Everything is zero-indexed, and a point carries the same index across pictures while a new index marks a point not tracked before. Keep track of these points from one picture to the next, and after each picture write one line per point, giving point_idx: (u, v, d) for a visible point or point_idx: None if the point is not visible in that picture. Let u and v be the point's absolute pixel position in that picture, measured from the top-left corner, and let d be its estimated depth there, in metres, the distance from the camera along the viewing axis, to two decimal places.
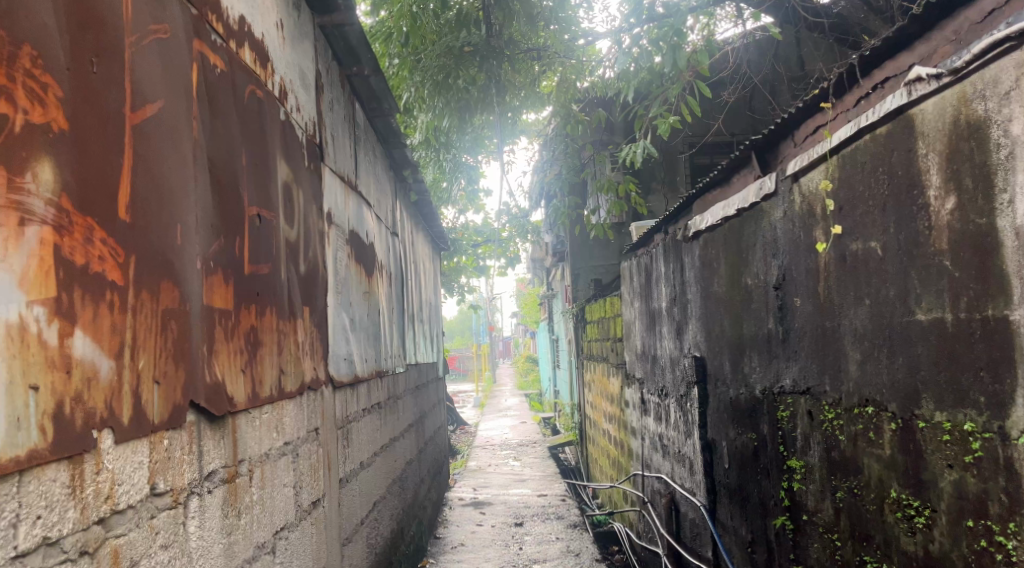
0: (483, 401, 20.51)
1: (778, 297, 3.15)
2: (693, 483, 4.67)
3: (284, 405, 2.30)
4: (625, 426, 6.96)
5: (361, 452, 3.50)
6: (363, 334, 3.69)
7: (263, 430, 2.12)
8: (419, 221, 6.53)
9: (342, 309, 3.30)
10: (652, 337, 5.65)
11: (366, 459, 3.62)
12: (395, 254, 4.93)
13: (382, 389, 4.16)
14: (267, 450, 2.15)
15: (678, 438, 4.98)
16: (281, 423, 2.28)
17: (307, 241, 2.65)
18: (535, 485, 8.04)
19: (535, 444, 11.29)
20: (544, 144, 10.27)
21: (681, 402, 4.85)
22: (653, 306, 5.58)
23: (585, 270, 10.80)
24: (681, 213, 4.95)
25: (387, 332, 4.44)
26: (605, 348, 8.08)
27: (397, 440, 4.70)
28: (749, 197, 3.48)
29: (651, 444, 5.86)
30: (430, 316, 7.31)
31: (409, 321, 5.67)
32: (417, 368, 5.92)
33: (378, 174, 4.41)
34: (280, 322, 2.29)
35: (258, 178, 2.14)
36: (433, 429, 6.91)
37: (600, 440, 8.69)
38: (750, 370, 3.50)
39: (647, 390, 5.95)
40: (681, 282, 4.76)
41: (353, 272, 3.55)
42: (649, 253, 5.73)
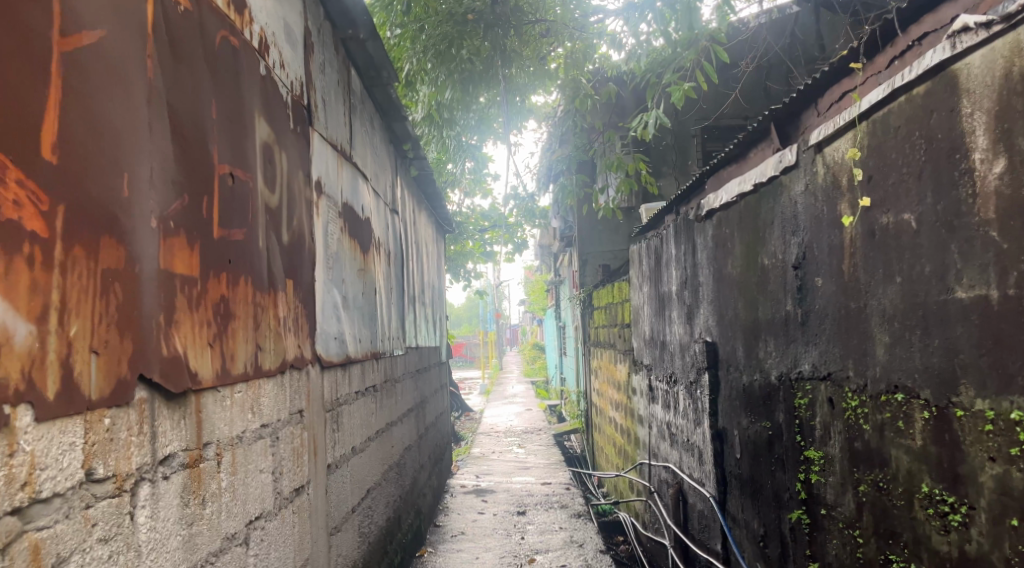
0: (489, 389, 20.39)
1: (798, 277, 2.95)
2: (702, 473, 4.48)
3: (260, 384, 2.12)
4: (632, 413, 6.78)
5: (353, 437, 3.32)
6: (357, 312, 3.51)
7: (235, 411, 1.94)
8: (422, 200, 6.35)
9: (333, 285, 3.12)
10: (661, 323, 5.46)
11: (359, 444, 3.44)
12: (395, 232, 4.75)
13: (379, 371, 3.99)
14: (240, 432, 1.96)
15: (688, 427, 4.79)
16: (258, 404, 2.10)
17: (291, 209, 2.46)
18: (539, 472, 7.86)
19: (540, 432, 11.12)
20: (554, 125, 10.06)
21: (691, 389, 4.67)
22: (662, 290, 5.38)
23: (593, 255, 10.58)
24: (693, 193, 4.75)
25: (385, 313, 4.26)
26: (612, 334, 7.89)
27: (395, 425, 4.52)
28: (767, 171, 3.28)
29: (659, 432, 5.67)
30: (433, 299, 7.14)
31: (410, 303, 5.50)
32: (419, 351, 5.76)
33: (377, 148, 4.22)
34: (257, 295, 2.10)
35: (230, 133, 1.95)
36: (434, 414, 6.73)
37: (606, 428, 8.52)
38: (765, 354, 3.31)
39: (655, 376, 5.76)
40: (692, 264, 4.56)
41: (346, 247, 3.36)
42: (659, 235, 5.53)
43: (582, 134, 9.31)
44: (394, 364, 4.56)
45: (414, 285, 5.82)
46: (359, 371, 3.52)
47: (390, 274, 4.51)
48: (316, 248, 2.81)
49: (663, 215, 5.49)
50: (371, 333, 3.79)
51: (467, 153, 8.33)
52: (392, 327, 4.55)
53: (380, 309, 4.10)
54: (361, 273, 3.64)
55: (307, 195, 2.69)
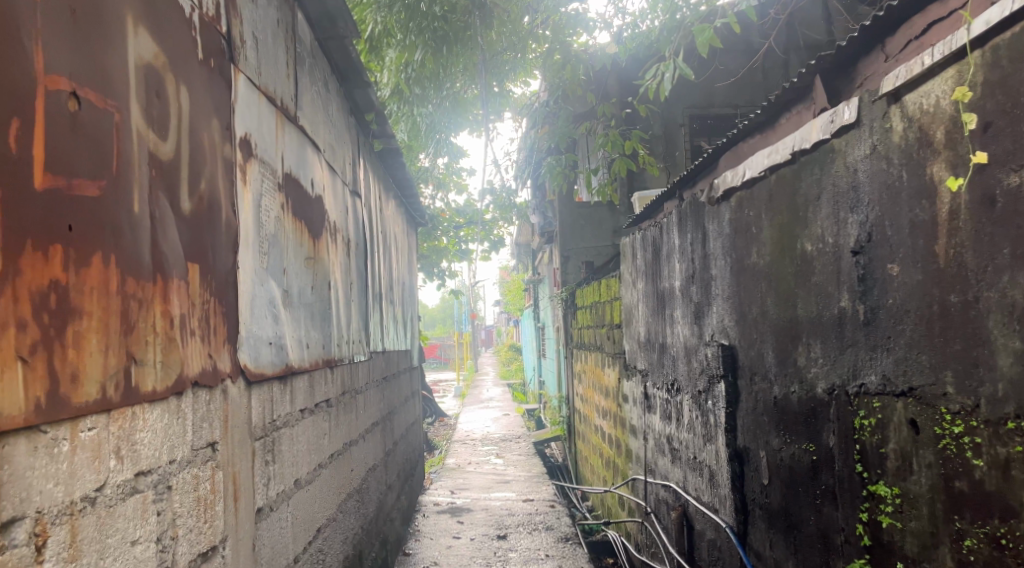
0: (465, 392, 19.66)
1: (858, 265, 2.34)
2: (714, 498, 3.87)
3: (129, 416, 1.56)
4: (623, 423, 6.17)
5: (297, 467, 2.66)
6: (303, 311, 2.85)
7: (78, 465, 1.42)
8: (390, 185, 5.71)
9: (269, 276, 2.46)
10: (660, 324, 4.84)
11: (305, 475, 2.77)
12: (355, 217, 4.08)
13: (334, 382, 3.32)
14: (89, 495, 1.44)
15: (695, 443, 4.17)
16: (131, 448, 1.56)
17: (194, 163, 1.83)
18: (520, 487, 7.22)
19: (519, 439, 10.47)
20: (532, 111, 9.44)
21: (700, 399, 4.05)
22: (662, 287, 4.77)
23: (575, 252, 9.98)
24: (702, 173, 4.14)
25: (343, 312, 3.60)
26: (599, 337, 7.28)
27: (356, 444, 3.85)
28: (811, 135, 2.65)
29: (657, 446, 5.06)
30: (404, 297, 6.49)
31: (377, 301, 4.85)
32: (385, 355, 5.08)
33: (332, 116, 3.55)
34: (137, 287, 1.58)
35: (75, 37, 1.45)
36: (405, 425, 6.07)
37: (591, 437, 7.91)
38: (808, 361, 2.69)
39: (652, 383, 5.15)
40: (702, 255, 3.94)
41: (288, 229, 2.70)
42: (656, 224, 4.93)
43: (565, 120, 8.72)
44: (354, 373, 3.89)
45: (381, 280, 5.18)
46: (307, 384, 2.86)
47: (349, 266, 3.85)
48: (239, 224, 2.16)
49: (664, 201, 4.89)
50: (322, 336, 3.12)
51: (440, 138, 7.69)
52: (352, 329, 3.88)
53: (337, 308, 3.42)
54: (310, 264, 2.97)
55: (225, 153, 2.05)
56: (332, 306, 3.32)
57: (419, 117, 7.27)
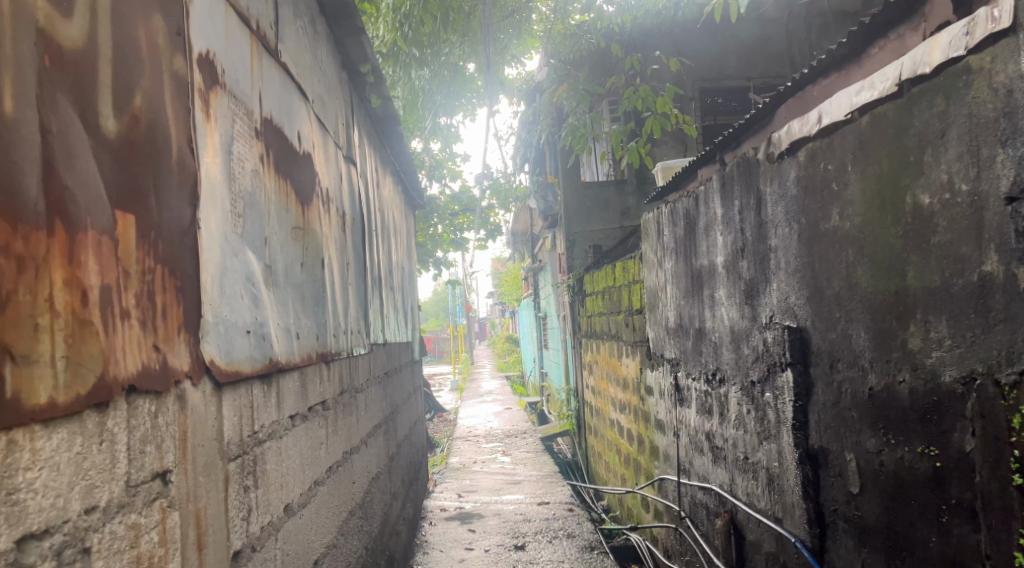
0: (462, 386, 19.08)
1: (1017, 216, 1.86)
2: (774, 506, 3.33)
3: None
4: (647, 417, 5.66)
5: (287, 491, 2.10)
6: (291, 293, 2.30)
7: None
8: (387, 156, 5.16)
9: (245, 247, 1.91)
10: (697, 307, 4.30)
11: (297, 500, 2.21)
12: (349, 188, 3.52)
13: (330, 382, 2.76)
14: None
15: (747, 440, 3.63)
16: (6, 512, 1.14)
17: (122, 77, 1.41)
18: (532, 488, 6.68)
19: (524, 435, 9.93)
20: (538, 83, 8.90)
21: (753, 391, 3.51)
22: (699, 265, 4.23)
23: (580, 236, 9.45)
24: (751, 130, 3.59)
25: (338, 297, 3.04)
26: (614, 324, 6.76)
27: (358, 452, 3.30)
28: (932, 58, 2.13)
29: (693, 443, 4.54)
30: (404, 284, 5.92)
31: (376, 285, 4.30)
32: (387, 348, 4.54)
33: (321, 63, 2.99)
34: (12, 245, 1.16)
35: None
36: (409, 425, 5.52)
37: (606, 432, 7.43)
38: (925, 345, 2.16)
39: (685, 374, 4.62)
40: (755, 225, 3.40)
41: (269, 189, 2.15)
42: (690, 194, 4.40)
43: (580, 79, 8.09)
44: (353, 369, 3.33)
45: (381, 262, 4.63)
46: (298, 384, 2.31)
47: (346, 245, 3.28)
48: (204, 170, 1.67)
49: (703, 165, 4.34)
50: (315, 327, 2.56)
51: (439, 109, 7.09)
52: (350, 317, 3.31)
53: (331, 292, 2.86)
54: (297, 235, 2.41)
55: (173, 66, 1.56)
56: (326, 290, 2.76)
57: (415, 82, 6.73)
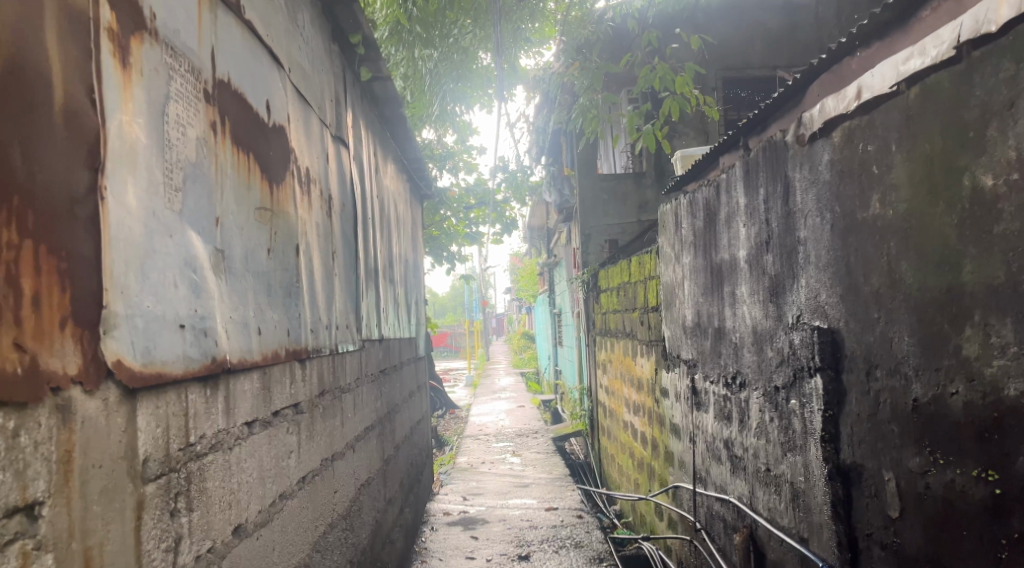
0: (475, 383, 18.75)
1: None
2: (799, 524, 3.01)
3: None
4: (663, 420, 5.35)
5: (211, 516, 1.85)
6: (250, 282, 2.05)
7: None
8: (388, 140, 4.88)
9: (188, 228, 1.79)
10: (717, 305, 4.00)
11: (236, 518, 1.95)
12: (338, 170, 3.25)
13: (305, 383, 2.50)
14: None
15: (770, 451, 3.32)
16: None
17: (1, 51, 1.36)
18: (540, 492, 6.38)
19: (536, 434, 9.63)
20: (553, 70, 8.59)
21: (777, 397, 3.21)
22: (720, 259, 3.92)
23: (596, 230, 9.12)
24: (779, 111, 3.27)
25: (321, 289, 2.77)
26: (629, 322, 6.45)
27: (342, 458, 3.03)
28: (999, 15, 1.87)
29: (711, 450, 4.24)
30: (407, 277, 5.62)
31: (372, 277, 4.02)
32: (384, 344, 4.28)
33: (303, 29, 2.71)
34: None
35: None
36: (409, 425, 5.23)
37: (620, 433, 7.13)
38: (985, 352, 1.92)
39: (703, 376, 4.32)
40: (782, 215, 3.08)
41: (223, 161, 1.95)
42: (710, 182, 4.08)
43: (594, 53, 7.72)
44: (338, 368, 3.06)
45: (379, 253, 4.34)
46: (258, 389, 2.09)
47: (331, 232, 3.01)
48: (117, 143, 1.59)
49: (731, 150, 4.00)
50: (286, 323, 2.31)
51: (447, 92, 6.78)
52: (335, 312, 3.03)
53: (309, 284, 2.59)
54: (265, 217, 2.17)
55: (71, 44, 1.50)
56: (303, 282, 2.50)
57: (421, 63, 6.46)
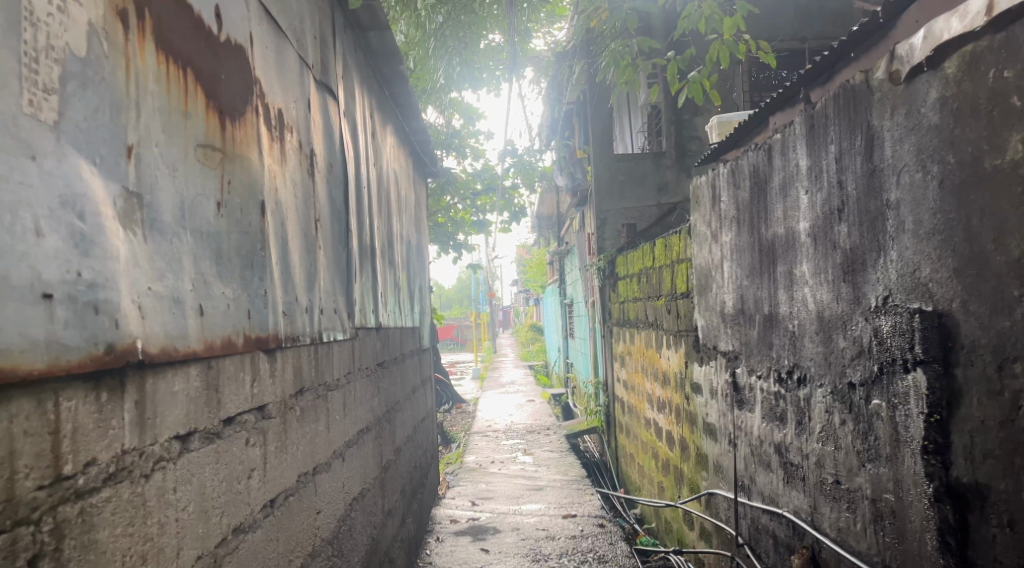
0: (482, 377, 18.14)
1: None
2: (883, 551, 2.50)
3: None
4: (695, 419, 4.82)
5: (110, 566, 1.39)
6: (173, 244, 1.60)
7: None
8: (387, 103, 4.34)
9: (67, 149, 1.36)
10: (767, 287, 3.47)
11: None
12: (323, 122, 2.72)
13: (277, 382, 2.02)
14: None
15: (841, 461, 2.79)
16: None
17: None
18: (555, 496, 5.85)
19: (547, 431, 9.08)
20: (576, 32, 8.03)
21: (852, 396, 2.68)
22: (771, 235, 3.39)
23: (612, 214, 8.56)
24: (852, 53, 2.74)
25: (297, 264, 2.25)
26: (652, 310, 5.93)
27: (328, 471, 2.51)
28: None
29: (757, 455, 3.71)
30: (409, 261, 5.08)
31: (368, 257, 3.49)
32: (382, 333, 3.76)
33: None
34: None
35: None
36: (412, 424, 4.70)
37: (641, 431, 6.62)
38: None
39: (749, 370, 3.80)
40: (862, 174, 2.54)
41: (138, 68, 1.53)
42: (758, 146, 3.54)
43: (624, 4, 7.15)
44: (322, 361, 2.54)
45: (377, 230, 3.80)
46: (194, 391, 1.65)
47: (313, 196, 2.48)
48: None
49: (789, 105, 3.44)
50: (237, 301, 1.82)
51: (453, 57, 6.27)
52: (318, 294, 2.50)
53: (279, 256, 2.07)
54: (203, 156, 1.72)
55: None
56: (268, 252, 2.00)
57: (427, 23, 5.95)
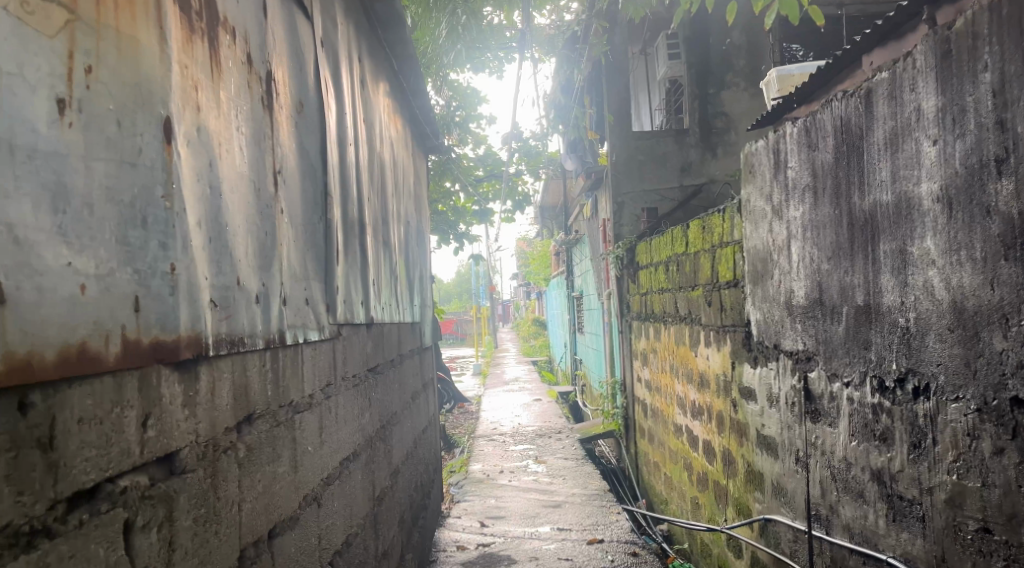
0: (485, 372, 17.35)
1: None
2: None
3: None
4: (746, 431, 4.09)
5: None
6: None
7: None
8: (380, 53, 3.60)
9: None
10: (863, 272, 2.75)
11: None
12: (289, 44, 2.03)
13: (195, 426, 1.47)
14: None
15: (992, 503, 2.11)
16: None
17: None
18: (576, 514, 5.11)
19: (559, 435, 8.34)
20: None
21: (1018, 418, 2.01)
22: (871, 205, 2.67)
23: (631, 197, 7.79)
24: None
25: (229, 226, 1.59)
26: (686, 302, 5.21)
27: (293, 527, 1.82)
28: None
29: (842, 482, 2.99)
30: (408, 245, 4.34)
31: (356, 234, 2.78)
32: (375, 330, 3.04)
33: None
34: None
35: None
36: (411, 438, 3.96)
37: (668, 438, 5.92)
38: None
39: (829, 376, 3.08)
40: None
41: None
42: (851, 95, 2.80)
43: None
44: (282, 374, 1.83)
45: (369, 203, 3.08)
46: None
47: (269, 138, 1.81)
48: None
49: (895, 39, 2.72)
50: (100, 281, 1.25)
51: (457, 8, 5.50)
52: (275, 276, 1.81)
53: (192, 212, 1.47)
54: (20, 4, 1.13)
55: None
56: (172, 203, 1.42)
57: None
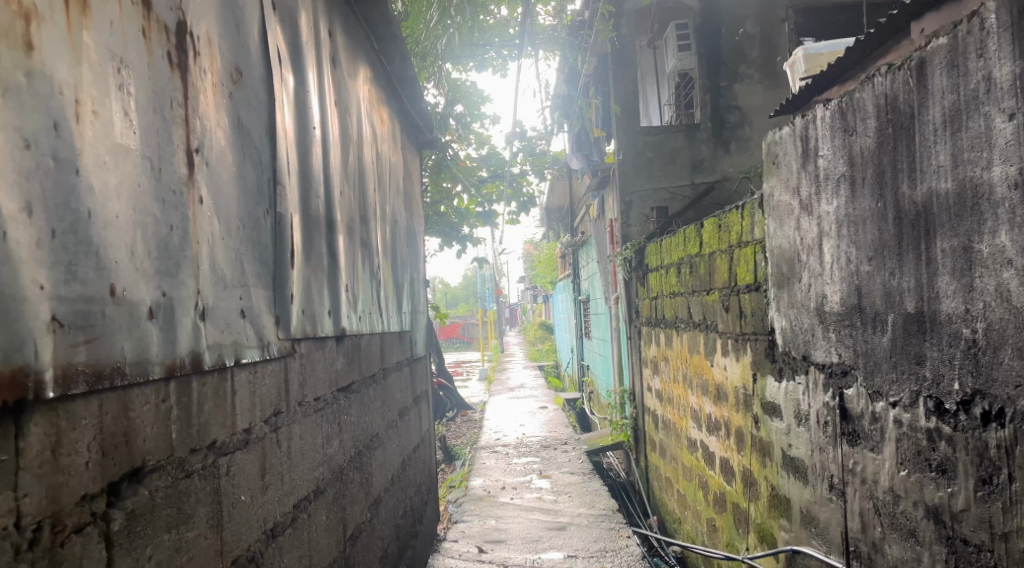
0: (491, 378, 16.91)
1: None
2: None
3: None
4: (771, 451, 3.68)
5: None
6: None
7: None
8: (358, 30, 3.22)
9: None
10: (914, 274, 2.36)
11: None
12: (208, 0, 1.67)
13: (15, 508, 1.19)
14: None
15: None
16: None
17: None
18: (582, 539, 4.71)
19: (565, 446, 7.93)
20: None
21: None
22: (926, 196, 2.28)
23: (639, 196, 7.38)
24: None
25: (91, 214, 1.32)
26: (701, 306, 4.80)
27: None
28: None
29: (889, 518, 2.58)
30: (396, 247, 3.96)
31: (323, 232, 2.40)
32: (349, 343, 2.65)
33: None
34: None
35: None
36: (399, 460, 3.57)
37: (682, 452, 5.52)
38: None
39: (872, 395, 2.68)
40: None
41: None
42: (902, 66, 2.40)
43: None
44: (187, 411, 1.56)
45: (341, 198, 2.70)
46: None
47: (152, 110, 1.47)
48: None
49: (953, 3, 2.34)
50: None
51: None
52: (170, 278, 1.50)
53: (11, 190, 1.19)
54: None
55: None
56: None
57: None
